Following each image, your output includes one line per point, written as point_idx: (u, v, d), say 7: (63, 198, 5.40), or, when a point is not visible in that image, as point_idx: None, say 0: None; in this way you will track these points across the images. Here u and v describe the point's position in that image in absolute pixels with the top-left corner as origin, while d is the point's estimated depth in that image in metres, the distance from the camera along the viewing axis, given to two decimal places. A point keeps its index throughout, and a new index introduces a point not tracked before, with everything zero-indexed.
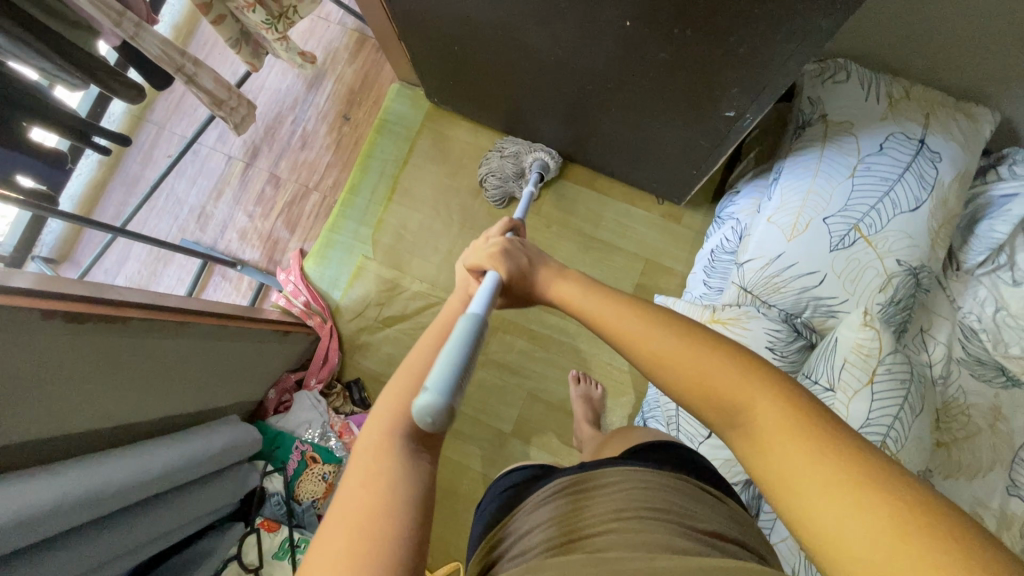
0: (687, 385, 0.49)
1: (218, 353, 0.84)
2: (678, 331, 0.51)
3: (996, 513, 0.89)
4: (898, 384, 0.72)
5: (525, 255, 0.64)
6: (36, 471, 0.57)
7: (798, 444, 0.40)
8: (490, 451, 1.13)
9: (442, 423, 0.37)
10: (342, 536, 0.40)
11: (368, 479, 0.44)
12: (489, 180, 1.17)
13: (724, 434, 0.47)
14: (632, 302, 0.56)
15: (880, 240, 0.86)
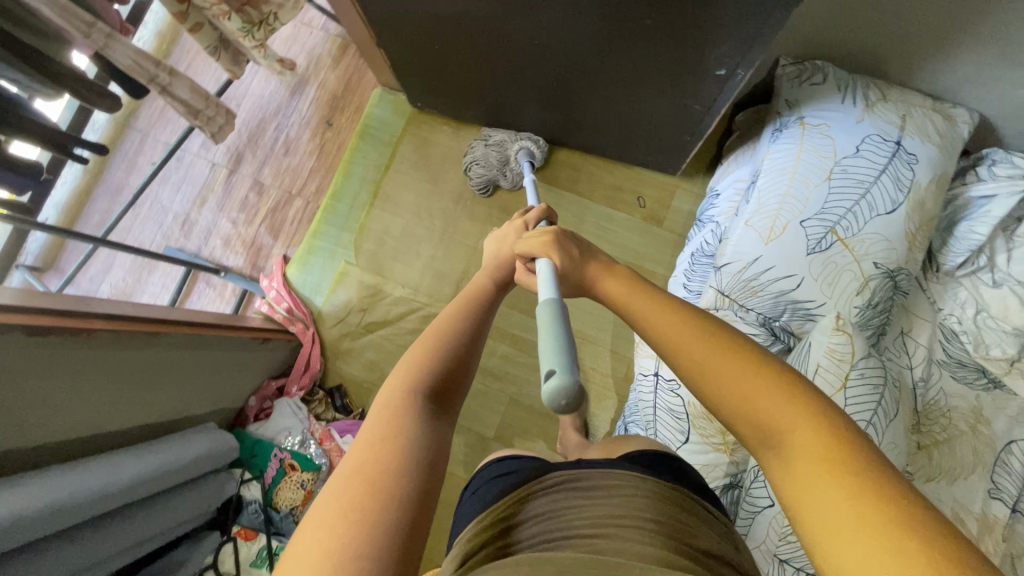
0: (729, 394, 0.49)
1: (193, 362, 0.84)
2: (712, 337, 0.52)
3: (978, 517, 0.87)
4: (871, 388, 0.71)
5: (577, 246, 0.66)
6: (9, 483, 0.57)
7: (839, 478, 0.40)
8: (472, 457, 1.12)
9: (574, 402, 0.41)
10: (348, 482, 0.44)
11: (380, 432, 0.49)
12: (474, 169, 1.17)
13: (758, 451, 0.47)
14: (672, 307, 0.56)
15: (858, 243, 0.85)
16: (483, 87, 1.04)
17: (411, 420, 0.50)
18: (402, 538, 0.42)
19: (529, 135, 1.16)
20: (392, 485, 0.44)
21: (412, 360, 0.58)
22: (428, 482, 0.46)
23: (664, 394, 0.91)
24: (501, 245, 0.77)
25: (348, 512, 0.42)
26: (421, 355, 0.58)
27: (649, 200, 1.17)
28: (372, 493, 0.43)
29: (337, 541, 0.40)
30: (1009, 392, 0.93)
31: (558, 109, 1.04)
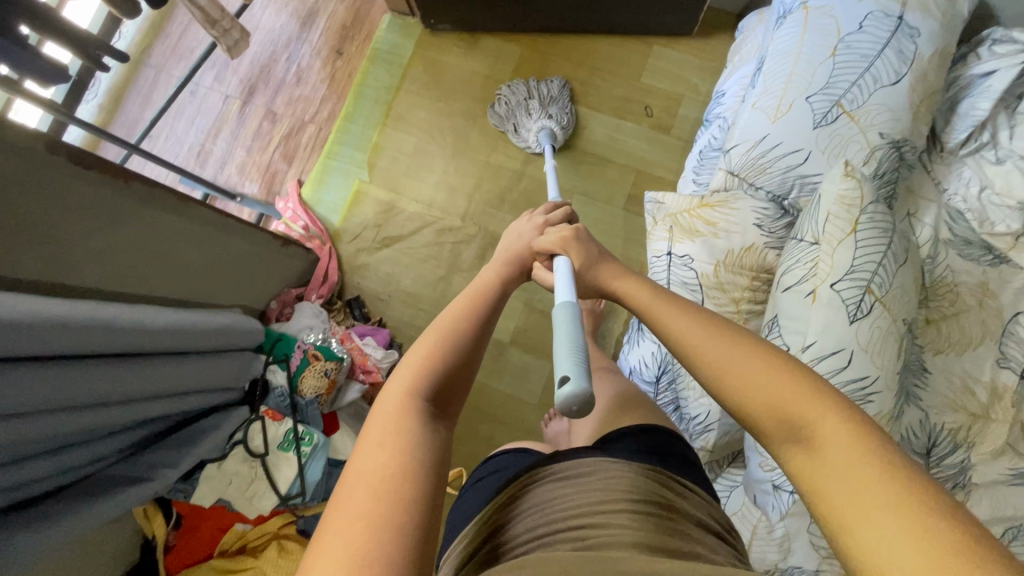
0: (751, 383, 0.54)
1: (221, 242, 0.87)
2: (730, 339, 0.58)
3: (987, 385, 0.90)
4: (880, 232, 0.74)
5: (595, 246, 0.76)
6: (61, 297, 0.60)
7: (863, 464, 0.45)
8: (490, 361, 1.15)
9: (581, 409, 0.50)
10: (364, 488, 0.47)
11: (387, 437, 0.51)
12: (499, 103, 1.19)
13: (780, 448, 0.51)
14: (689, 307, 0.64)
15: (863, 114, 0.87)
16: None
17: (417, 424, 0.53)
18: (420, 536, 0.45)
19: (559, 117, 1.15)
20: (405, 490, 0.47)
21: (411, 366, 0.60)
22: (438, 484, 0.49)
23: (678, 269, 0.90)
24: (513, 241, 0.82)
25: (367, 515, 0.45)
26: (421, 361, 0.60)
27: (656, 109, 1.20)
28: (387, 499, 0.46)
29: (363, 545, 0.43)
30: (1014, 265, 0.94)
31: None
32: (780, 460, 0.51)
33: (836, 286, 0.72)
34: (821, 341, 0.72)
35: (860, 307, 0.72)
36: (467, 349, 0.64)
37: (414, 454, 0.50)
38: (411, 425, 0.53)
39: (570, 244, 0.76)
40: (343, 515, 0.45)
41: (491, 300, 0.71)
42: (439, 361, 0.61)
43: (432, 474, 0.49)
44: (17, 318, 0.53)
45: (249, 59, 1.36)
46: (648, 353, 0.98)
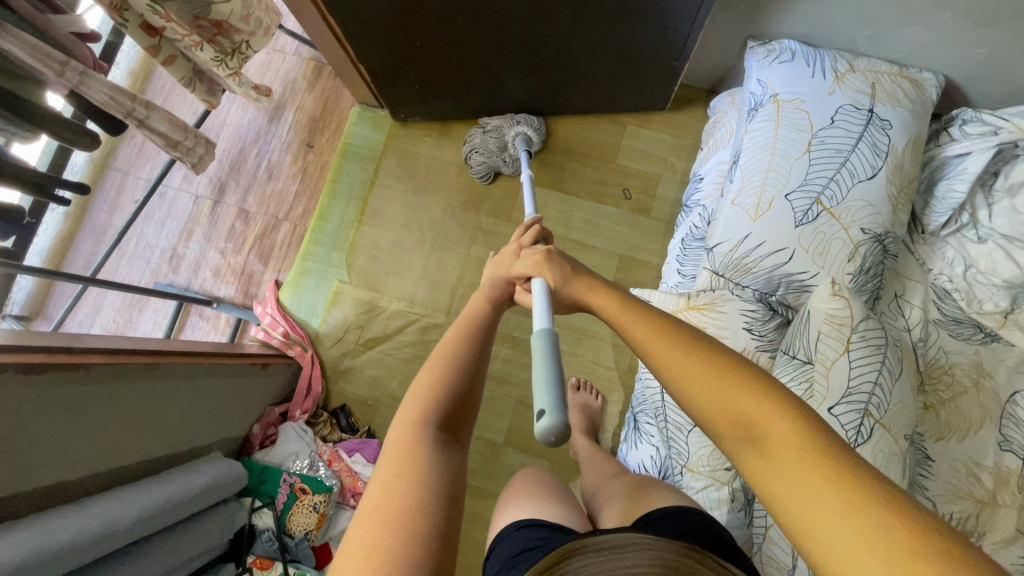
0: (714, 398, 0.50)
1: (194, 390, 0.83)
2: (695, 351, 0.53)
3: (992, 470, 0.89)
4: (873, 349, 0.72)
5: (569, 263, 0.68)
6: (13, 527, 0.56)
7: (809, 463, 0.43)
8: (486, 463, 1.12)
9: (560, 439, 0.45)
10: (375, 523, 0.47)
11: (396, 469, 0.51)
12: (474, 158, 1.19)
13: (731, 448, 0.49)
14: (663, 325, 0.57)
15: (843, 210, 0.87)
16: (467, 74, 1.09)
17: (423, 454, 0.52)
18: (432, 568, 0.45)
19: (527, 120, 1.16)
20: (416, 521, 0.47)
21: (417, 389, 0.59)
22: (449, 517, 0.49)
23: None
24: (493, 264, 0.78)
25: (375, 550, 0.45)
26: (429, 379, 0.59)
27: (635, 191, 1.19)
28: (398, 530, 0.46)
29: None
30: (1006, 344, 0.94)
31: (544, 77, 1.09)
32: (731, 457, 0.49)
33: (834, 411, 0.70)
34: None
35: (861, 432, 0.70)
36: (472, 363, 0.61)
37: (425, 483, 0.50)
38: (418, 453, 0.52)
39: (543, 264, 0.68)
40: (352, 551, 0.46)
41: (486, 317, 0.68)
42: (450, 378, 0.60)
43: (444, 503, 0.49)
44: None
45: (217, 158, 1.34)
46: (647, 457, 0.95)
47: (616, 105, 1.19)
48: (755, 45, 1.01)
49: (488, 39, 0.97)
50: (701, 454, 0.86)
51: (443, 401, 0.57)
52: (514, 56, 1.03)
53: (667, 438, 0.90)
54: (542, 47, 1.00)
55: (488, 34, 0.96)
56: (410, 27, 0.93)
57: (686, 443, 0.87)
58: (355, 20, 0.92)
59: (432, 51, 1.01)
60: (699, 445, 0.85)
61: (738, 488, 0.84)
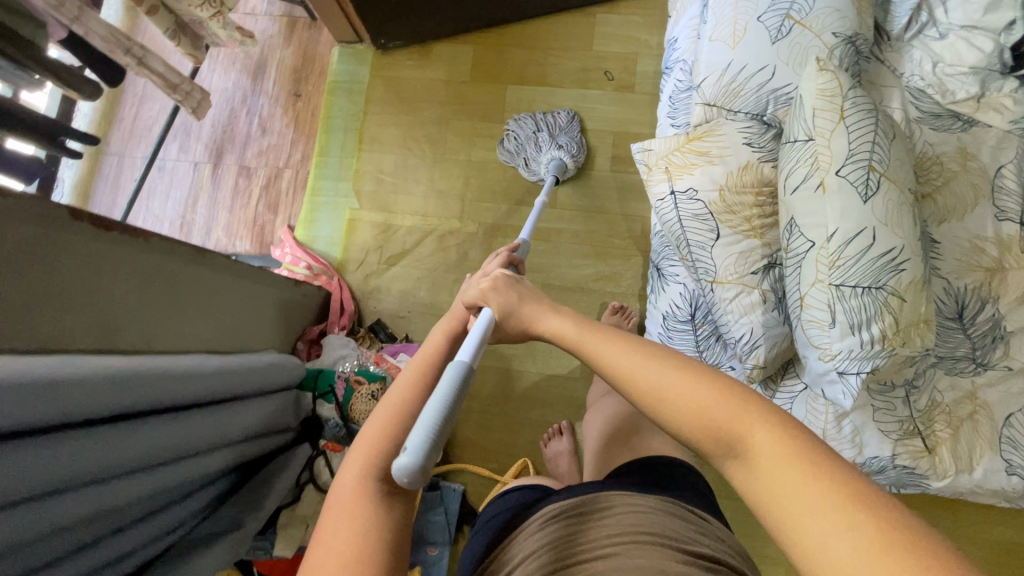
0: (681, 410, 0.53)
1: (242, 288, 0.87)
2: (655, 362, 0.57)
3: (993, 239, 0.96)
4: (866, 113, 0.78)
5: (515, 290, 0.75)
6: (114, 354, 0.62)
7: (794, 475, 0.45)
8: (525, 347, 1.16)
9: (417, 482, 0.42)
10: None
11: (341, 530, 0.52)
12: (507, 141, 1.20)
13: (722, 464, 0.51)
14: (613, 337, 0.62)
15: (813, 20, 0.93)
16: None
17: (372, 509, 0.53)
18: None
19: (570, 146, 1.16)
20: None
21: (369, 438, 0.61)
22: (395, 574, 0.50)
23: (684, 204, 0.93)
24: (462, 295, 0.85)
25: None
26: (375, 433, 0.59)
27: (616, 72, 1.24)
28: None
29: None
30: (984, 126, 1.01)
31: None
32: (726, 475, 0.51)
33: (841, 172, 0.76)
34: (843, 226, 0.75)
35: (869, 186, 0.75)
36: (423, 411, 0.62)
37: (372, 540, 0.51)
38: (367, 504, 0.53)
39: (492, 291, 0.76)
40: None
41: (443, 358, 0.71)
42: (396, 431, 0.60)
43: (388, 558, 0.51)
44: (89, 374, 0.55)
45: (209, 123, 1.37)
46: (676, 295, 1.01)
47: None
48: None
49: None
50: (728, 265, 0.90)
51: (389, 454, 0.57)
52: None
53: (693, 262, 0.94)
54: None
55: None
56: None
57: (711, 257, 0.91)
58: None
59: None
60: (723, 257, 0.90)
61: (767, 289, 0.89)
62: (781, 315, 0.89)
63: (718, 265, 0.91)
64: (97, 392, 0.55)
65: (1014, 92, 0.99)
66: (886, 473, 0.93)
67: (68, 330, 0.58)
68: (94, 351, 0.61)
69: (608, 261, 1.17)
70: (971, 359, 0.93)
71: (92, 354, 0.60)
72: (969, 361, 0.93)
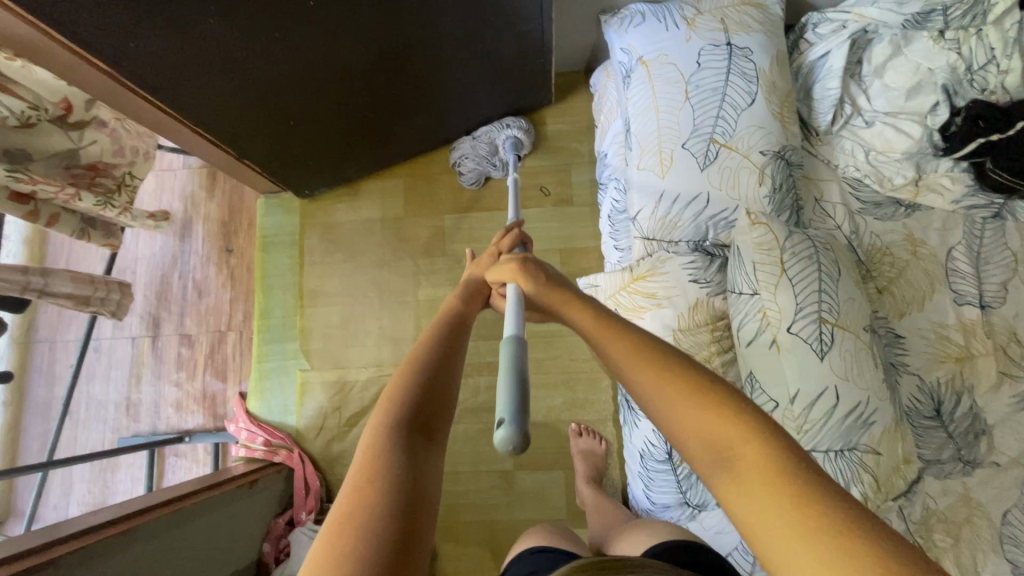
0: (676, 411, 0.51)
1: (189, 534, 0.81)
2: (655, 362, 0.55)
3: (956, 326, 0.94)
4: (806, 261, 0.74)
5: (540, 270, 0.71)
6: None
7: (778, 495, 0.43)
8: (505, 494, 1.10)
9: (520, 446, 0.43)
10: (330, 530, 0.42)
11: (360, 472, 0.46)
12: (464, 164, 1.19)
13: (705, 470, 0.48)
14: (626, 333, 0.59)
15: (739, 141, 0.90)
16: (352, 133, 1.09)
17: (389, 451, 0.48)
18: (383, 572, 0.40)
19: (517, 121, 1.18)
20: (370, 529, 0.42)
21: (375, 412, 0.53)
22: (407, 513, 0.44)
23: None
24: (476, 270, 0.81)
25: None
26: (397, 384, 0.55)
27: (552, 186, 1.21)
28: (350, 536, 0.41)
29: None
30: (926, 209, 0.99)
31: (427, 109, 1.10)
32: (705, 481, 0.48)
33: (793, 329, 0.73)
34: (804, 387, 0.72)
35: (823, 340, 0.72)
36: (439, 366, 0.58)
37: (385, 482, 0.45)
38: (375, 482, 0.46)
39: (520, 274, 0.70)
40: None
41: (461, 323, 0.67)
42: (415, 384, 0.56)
43: (401, 502, 0.44)
44: None
45: (141, 294, 1.30)
46: (651, 432, 0.94)
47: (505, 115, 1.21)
48: (603, 21, 1.05)
49: (357, 93, 0.97)
50: None
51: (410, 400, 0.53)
52: (385, 100, 1.03)
53: None
54: (410, 86, 1.02)
55: (356, 87, 0.96)
56: (276, 110, 0.93)
57: None
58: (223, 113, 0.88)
59: (309, 121, 1.00)
60: None
61: None
62: None
63: None
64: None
65: (950, 171, 0.97)
66: None
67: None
68: None
69: (575, 387, 1.13)
70: (958, 459, 0.91)
71: None
72: (956, 462, 0.91)
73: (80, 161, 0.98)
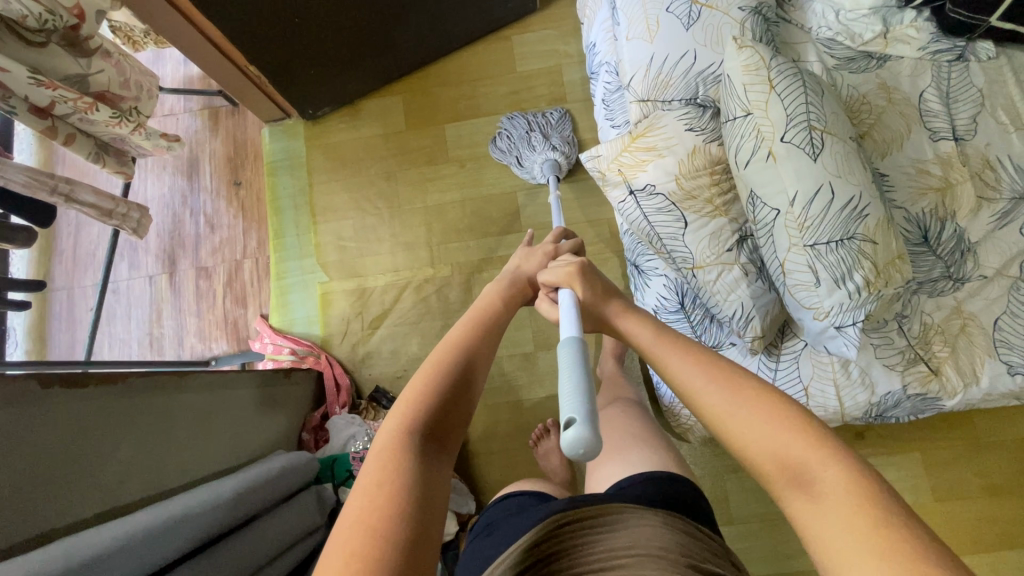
0: (757, 429, 0.56)
1: (234, 398, 0.85)
2: (733, 381, 0.60)
3: (935, 160, 1.00)
4: (792, 78, 0.81)
5: (599, 283, 0.79)
6: (122, 520, 0.59)
7: (861, 520, 0.47)
8: (529, 375, 1.15)
9: (590, 452, 0.47)
10: (351, 524, 0.49)
11: (380, 475, 0.53)
12: (501, 139, 1.18)
13: (782, 495, 0.53)
14: (693, 348, 0.66)
15: (718, 1, 0.97)
16: (353, 44, 1.13)
17: (407, 459, 0.55)
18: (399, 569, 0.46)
19: (563, 147, 1.16)
20: (389, 528, 0.48)
21: (407, 398, 0.62)
22: (421, 515, 0.50)
23: (646, 201, 0.95)
24: (523, 266, 0.88)
25: (350, 561, 0.46)
26: (419, 393, 0.62)
27: (546, 87, 1.27)
28: (371, 534, 0.47)
29: None
30: (897, 59, 1.06)
31: (421, 15, 1.15)
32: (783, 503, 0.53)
33: (785, 139, 0.78)
34: (801, 188, 0.78)
35: (815, 145, 0.78)
36: (457, 382, 0.65)
37: (403, 485, 0.52)
38: (403, 462, 0.54)
39: (577, 278, 0.79)
40: (331, 560, 0.46)
41: (489, 331, 0.74)
42: (436, 395, 0.63)
43: (415, 506, 0.51)
44: (98, 553, 0.53)
45: (154, 233, 1.33)
46: (662, 288, 1.01)
47: (494, 24, 1.27)
48: None
49: None
50: (704, 247, 0.92)
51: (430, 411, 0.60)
52: (383, 4, 1.07)
53: (669, 252, 0.95)
54: None
55: None
56: (287, 15, 0.97)
57: (686, 243, 0.93)
58: (237, 9, 0.91)
59: (314, 26, 1.03)
60: (695, 243, 0.92)
61: (746, 262, 0.91)
62: (766, 282, 0.91)
63: (693, 250, 0.93)
64: (123, 554, 0.54)
65: (914, 22, 1.06)
66: (902, 404, 0.96)
67: (52, 510, 0.55)
68: (97, 525, 0.59)
69: None
70: (948, 277, 0.97)
71: (96, 526, 0.58)
72: (947, 279, 0.97)
73: (90, 88, 1.02)
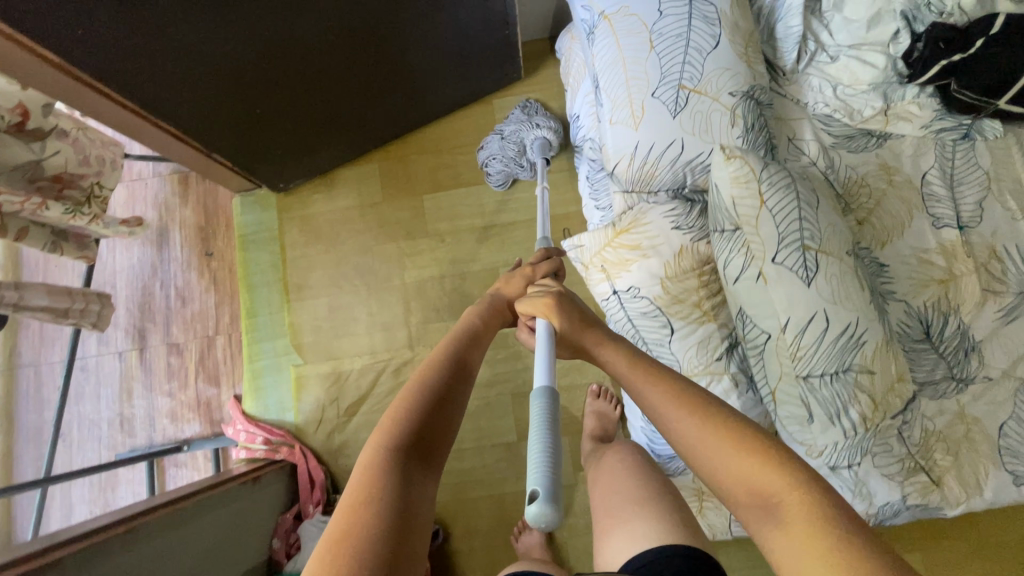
0: (721, 458, 0.53)
1: (190, 535, 0.80)
2: (692, 407, 0.57)
3: (938, 249, 0.94)
4: (784, 191, 0.75)
5: (576, 310, 0.74)
6: None
7: (823, 544, 0.45)
8: (512, 466, 1.10)
9: (550, 522, 0.42)
10: (324, 549, 0.42)
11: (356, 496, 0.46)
12: (493, 163, 1.15)
13: (752, 526, 0.50)
14: (664, 376, 0.62)
15: (708, 85, 0.90)
16: (321, 121, 1.07)
17: (388, 477, 0.48)
18: None
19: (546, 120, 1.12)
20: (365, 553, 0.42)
21: (387, 415, 0.55)
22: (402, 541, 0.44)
23: (630, 303, 0.89)
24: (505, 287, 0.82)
25: None
26: (400, 407, 0.56)
27: None
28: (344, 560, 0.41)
29: None
30: (897, 137, 1.00)
31: (395, 90, 1.09)
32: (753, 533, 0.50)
33: (776, 259, 0.73)
34: (793, 316, 0.72)
35: (808, 267, 0.72)
36: (441, 398, 0.59)
37: (383, 506, 0.46)
38: (382, 480, 0.48)
39: (552, 308, 0.73)
40: None
41: (470, 349, 0.68)
42: (417, 411, 0.56)
43: (394, 530, 0.44)
44: None
45: (122, 307, 1.28)
46: None
47: (475, 90, 1.20)
48: None
49: (329, 74, 0.95)
50: (691, 356, 0.87)
51: (411, 428, 0.54)
52: (351, 84, 1.01)
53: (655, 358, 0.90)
54: (376, 66, 1.00)
55: (321, 60, 0.92)
56: (245, 102, 0.91)
57: (672, 351, 0.88)
58: (188, 100, 0.84)
59: (278, 109, 0.97)
60: (682, 353, 0.86)
61: (736, 372, 0.86)
62: (756, 392, 0.86)
63: (680, 357, 0.87)
64: None
65: (917, 97, 0.99)
66: (901, 514, 0.90)
67: None
68: None
69: None
70: (950, 378, 0.91)
71: None
72: (950, 381, 0.92)
73: (45, 172, 0.94)
